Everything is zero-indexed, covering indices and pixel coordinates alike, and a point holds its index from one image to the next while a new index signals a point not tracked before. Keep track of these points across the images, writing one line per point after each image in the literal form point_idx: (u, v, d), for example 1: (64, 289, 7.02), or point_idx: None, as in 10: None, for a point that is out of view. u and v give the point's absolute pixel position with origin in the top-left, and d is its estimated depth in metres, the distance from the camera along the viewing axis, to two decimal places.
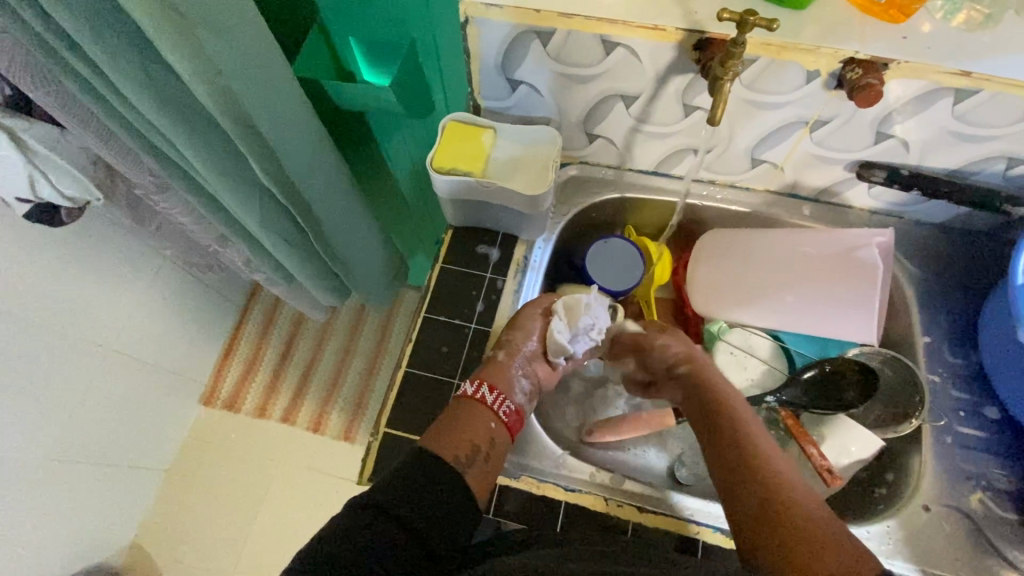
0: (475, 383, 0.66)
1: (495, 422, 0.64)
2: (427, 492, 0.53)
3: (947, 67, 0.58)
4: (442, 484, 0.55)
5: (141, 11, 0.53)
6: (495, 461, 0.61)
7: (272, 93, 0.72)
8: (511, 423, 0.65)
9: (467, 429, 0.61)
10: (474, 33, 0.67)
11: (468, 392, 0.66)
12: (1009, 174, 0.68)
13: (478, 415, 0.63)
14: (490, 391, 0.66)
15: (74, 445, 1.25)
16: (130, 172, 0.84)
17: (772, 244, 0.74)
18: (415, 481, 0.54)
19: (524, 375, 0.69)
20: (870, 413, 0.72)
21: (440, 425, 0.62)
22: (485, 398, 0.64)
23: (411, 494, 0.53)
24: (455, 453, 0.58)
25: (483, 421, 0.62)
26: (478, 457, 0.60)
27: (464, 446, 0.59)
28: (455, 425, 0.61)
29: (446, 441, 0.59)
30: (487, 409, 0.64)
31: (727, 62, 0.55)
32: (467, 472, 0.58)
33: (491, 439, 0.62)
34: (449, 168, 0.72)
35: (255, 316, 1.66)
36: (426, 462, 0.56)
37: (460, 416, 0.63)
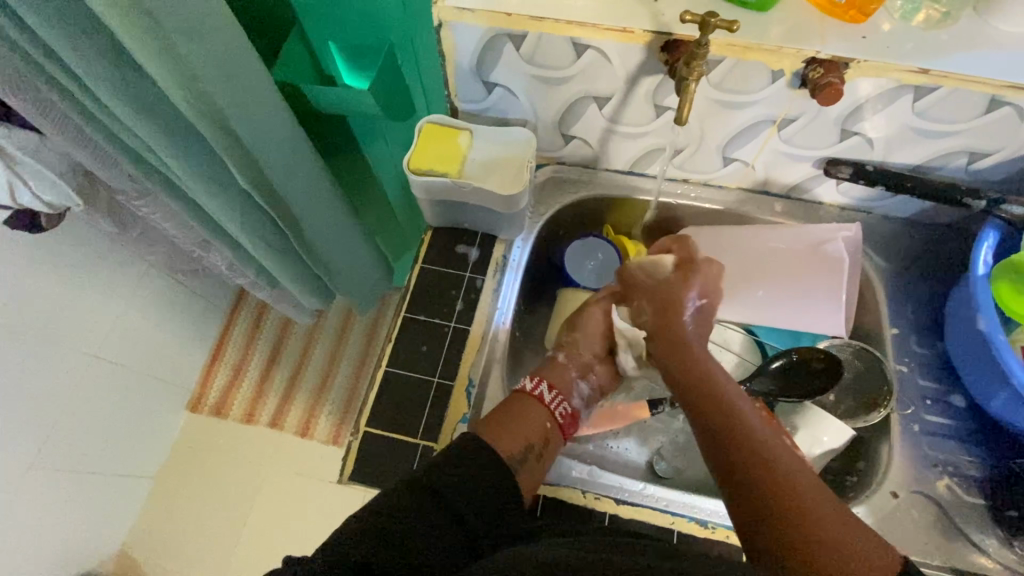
0: (535, 381, 0.68)
1: (550, 421, 0.65)
2: (467, 476, 0.55)
3: (904, 66, 0.60)
4: (488, 465, 0.56)
5: (114, 17, 0.54)
6: (547, 460, 0.63)
7: (249, 97, 0.73)
8: (564, 424, 0.67)
9: (525, 422, 0.63)
10: (448, 36, 0.68)
11: (527, 389, 0.67)
12: (970, 169, 0.70)
13: (535, 411, 0.65)
14: (548, 391, 0.68)
15: (58, 452, 1.24)
16: (111, 178, 0.85)
17: (744, 241, 0.77)
18: (462, 466, 0.55)
19: (583, 379, 0.72)
20: (840, 404, 0.74)
21: (502, 413, 0.63)
22: (543, 395, 0.66)
23: (456, 477, 0.54)
24: (511, 450, 0.60)
25: (539, 417, 0.64)
26: (531, 454, 0.61)
27: (519, 444, 0.61)
28: (513, 418, 0.63)
29: (504, 434, 0.61)
30: (545, 407, 0.65)
31: (692, 63, 0.57)
32: (520, 470, 0.59)
33: (546, 438, 0.64)
34: (426, 171, 0.74)
35: (242, 322, 1.66)
36: (475, 448, 0.58)
37: (520, 410, 0.64)
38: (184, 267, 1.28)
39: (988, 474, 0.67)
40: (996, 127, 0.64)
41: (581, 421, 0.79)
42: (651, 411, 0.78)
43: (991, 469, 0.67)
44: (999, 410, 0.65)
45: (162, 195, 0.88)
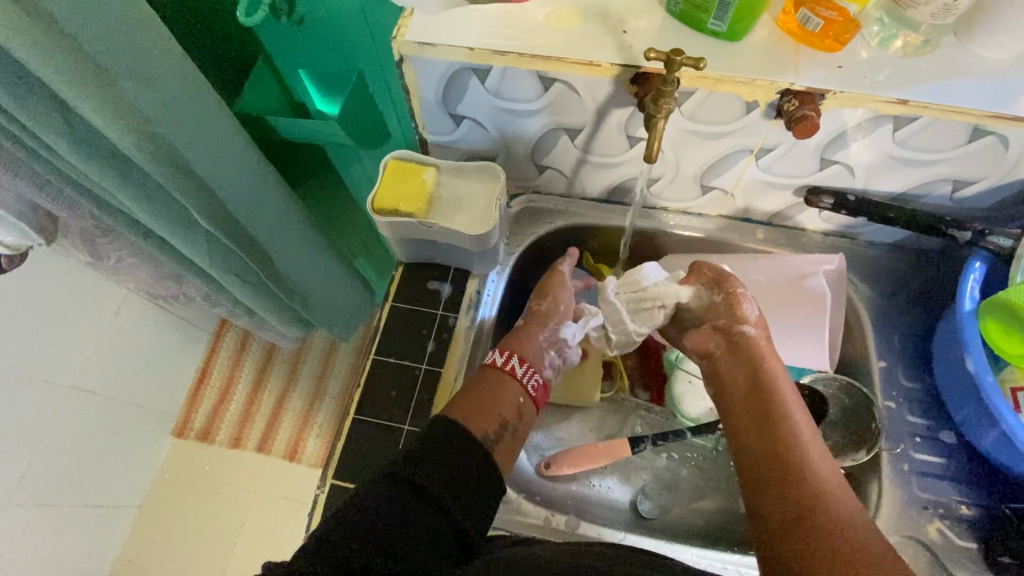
0: (505, 354, 0.65)
1: (523, 396, 0.63)
2: (451, 459, 0.52)
3: (882, 96, 0.57)
4: (478, 464, 0.53)
5: (52, 65, 0.52)
6: (521, 435, 0.61)
7: (208, 134, 0.70)
8: (535, 397, 0.64)
9: (497, 402, 0.60)
10: (411, 71, 0.65)
11: (496, 363, 0.64)
12: (955, 196, 0.68)
13: (508, 386, 0.62)
14: (519, 364, 0.64)
15: (36, 488, 1.21)
16: (72, 217, 0.82)
17: (726, 272, 0.74)
18: (444, 451, 0.52)
19: (554, 351, 0.69)
20: (828, 439, 0.71)
21: (470, 394, 0.61)
22: (515, 370, 0.63)
23: (438, 467, 0.51)
24: (485, 427, 0.58)
25: (513, 395, 0.62)
26: (507, 431, 0.59)
27: (494, 420, 0.59)
28: (488, 396, 0.61)
29: (475, 412, 0.59)
30: (516, 382, 0.63)
31: (659, 100, 0.54)
32: (497, 447, 0.58)
33: (519, 413, 0.61)
34: (391, 210, 0.72)
35: (225, 348, 1.59)
36: (450, 432, 0.54)
37: (488, 388, 0.62)
38: (163, 297, 1.25)
39: (980, 515, 0.64)
40: (980, 156, 0.62)
41: (561, 460, 0.76)
42: (633, 449, 0.75)
43: (982, 510, 0.65)
44: (989, 449, 0.63)
45: (126, 232, 0.85)
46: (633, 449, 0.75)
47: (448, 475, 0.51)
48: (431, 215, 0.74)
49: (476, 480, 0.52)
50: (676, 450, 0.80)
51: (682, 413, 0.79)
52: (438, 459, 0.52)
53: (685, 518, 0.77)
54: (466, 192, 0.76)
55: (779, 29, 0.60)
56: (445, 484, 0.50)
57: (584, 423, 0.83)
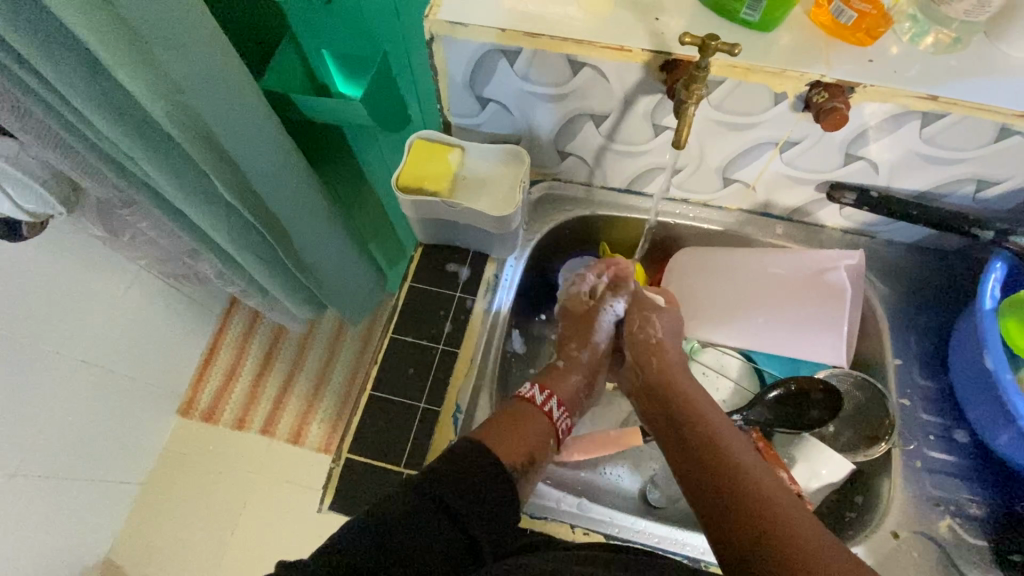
0: (544, 394, 0.65)
1: (552, 438, 0.62)
2: (470, 476, 0.51)
3: (912, 92, 0.57)
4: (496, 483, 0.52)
5: (90, 30, 0.53)
6: (539, 480, 0.60)
7: (236, 109, 0.71)
8: (563, 440, 0.64)
9: (529, 434, 0.60)
10: (441, 50, 0.65)
11: (535, 399, 0.64)
12: (978, 197, 0.68)
13: (538, 421, 0.62)
14: (555, 407, 0.65)
15: (43, 459, 1.21)
16: (94, 186, 0.82)
17: (747, 263, 0.75)
18: (466, 472, 0.51)
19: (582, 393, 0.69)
20: (840, 436, 0.72)
21: (506, 423, 0.60)
22: (551, 411, 0.63)
23: (456, 480, 0.51)
24: (515, 459, 0.57)
25: (542, 433, 0.61)
26: (532, 467, 0.59)
27: (521, 454, 0.58)
28: (521, 429, 0.60)
29: (508, 446, 0.57)
30: (549, 422, 0.62)
31: (691, 86, 0.55)
32: (520, 479, 0.57)
33: (544, 451, 0.60)
34: (416, 189, 0.73)
35: (234, 328, 1.60)
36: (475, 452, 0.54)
37: (523, 421, 0.61)
38: (175, 274, 1.24)
39: (990, 514, 0.65)
40: (1006, 155, 0.62)
41: (572, 445, 0.76)
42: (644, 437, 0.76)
43: (994, 509, 0.65)
44: (1003, 449, 0.63)
45: (148, 204, 0.85)
46: (644, 437, 0.76)
47: (462, 489, 0.50)
48: (454, 196, 0.75)
49: (497, 501, 0.51)
50: None
51: None
52: (455, 471, 0.51)
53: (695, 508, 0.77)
54: (489, 174, 0.76)
55: (811, 21, 0.60)
56: (467, 501, 0.50)
57: (597, 411, 0.83)
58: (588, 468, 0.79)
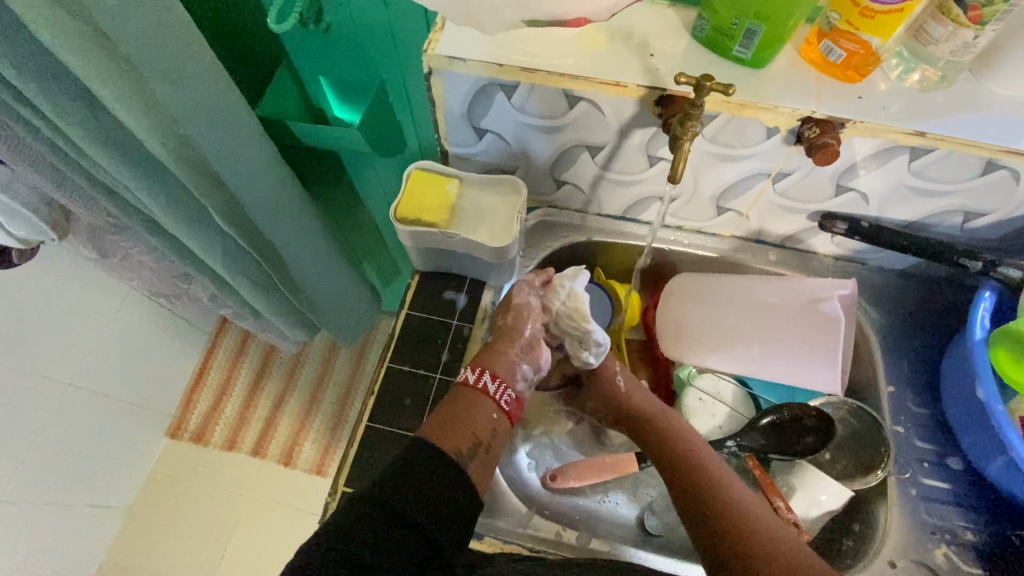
0: (477, 371, 0.65)
1: (497, 413, 0.63)
2: (430, 484, 0.52)
3: (900, 128, 0.59)
4: (454, 481, 0.54)
5: (87, 65, 0.53)
6: (497, 452, 0.60)
7: (233, 139, 0.71)
8: (511, 411, 0.64)
9: (469, 421, 0.60)
10: (438, 83, 0.66)
11: (468, 381, 0.64)
12: (965, 227, 0.69)
13: (477, 404, 0.62)
14: (491, 380, 0.64)
15: (30, 486, 1.19)
16: (87, 213, 0.81)
17: (741, 290, 0.75)
18: (422, 483, 0.52)
19: (524, 361, 0.67)
20: (837, 462, 0.73)
21: (443, 415, 0.61)
22: (486, 387, 0.63)
23: (416, 494, 0.51)
24: (457, 447, 0.57)
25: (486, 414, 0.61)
26: (481, 448, 0.59)
27: (467, 438, 0.58)
28: (460, 414, 0.61)
29: (447, 432, 0.58)
30: (489, 399, 0.63)
31: (686, 123, 0.56)
32: (470, 463, 0.57)
33: (493, 431, 0.61)
34: (412, 220, 0.74)
35: (224, 349, 1.58)
36: (428, 458, 0.54)
37: (460, 408, 0.62)
38: (167, 296, 1.23)
39: (985, 541, 0.65)
40: (992, 189, 0.63)
41: (567, 472, 0.76)
42: (641, 464, 0.76)
43: (988, 536, 0.66)
44: (997, 476, 0.64)
45: (141, 230, 0.85)
46: (640, 464, 0.76)
47: (426, 503, 0.51)
48: (452, 226, 0.76)
49: (453, 507, 0.53)
50: None
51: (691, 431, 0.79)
52: (417, 482, 0.52)
53: None
54: (486, 205, 0.77)
55: (801, 58, 0.62)
56: (425, 511, 0.51)
57: (593, 437, 0.83)
58: (586, 495, 0.78)
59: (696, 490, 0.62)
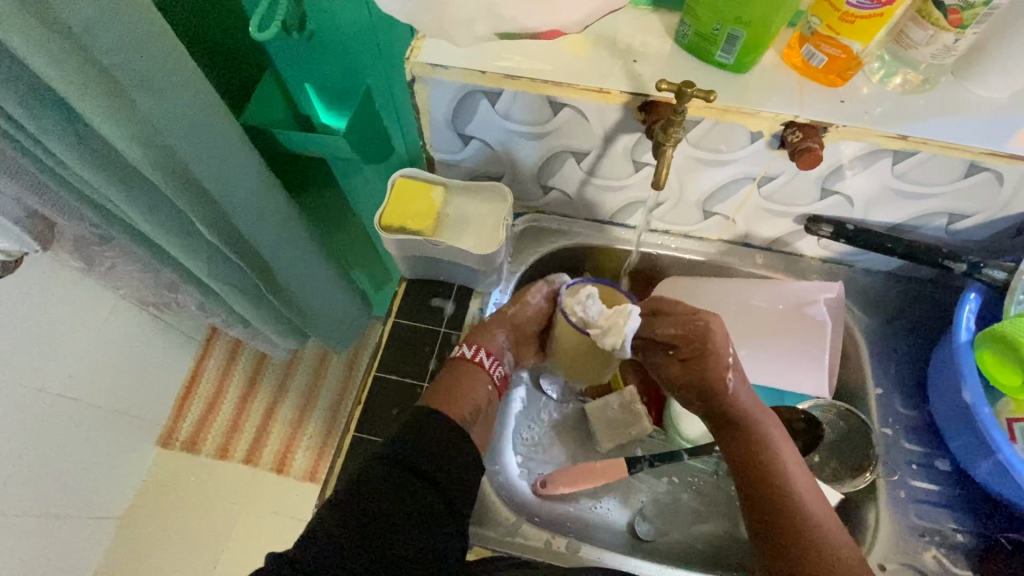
0: (472, 348, 0.68)
1: (489, 385, 0.67)
2: (437, 438, 0.58)
3: (882, 131, 0.59)
4: (456, 441, 0.58)
5: (62, 73, 0.52)
6: (490, 418, 0.66)
7: (217, 149, 0.71)
8: (501, 385, 0.69)
9: (470, 391, 0.65)
10: (422, 90, 0.65)
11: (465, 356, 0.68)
12: (950, 229, 0.70)
13: (476, 377, 0.66)
14: (486, 356, 0.68)
15: (18, 498, 1.17)
16: (70, 223, 0.80)
17: (728, 294, 0.76)
18: (428, 442, 0.57)
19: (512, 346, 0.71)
20: (827, 465, 0.71)
21: (443, 384, 0.65)
22: (481, 361, 0.67)
23: (425, 450, 0.56)
24: (462, 413, 0.63)
25: (483, 383, 0.66)
26: (478, 415, 0.64)
27: (465, 407, 0.64)
28: (462, 385, 0.65)
29: (450, 402, 0.63)
30: (483, 372, 0.67)
31: (669, 129, 0.56)
32: (472, 427, 0.64)
33: (488, 399, 0.67)
34: (397, 228, 0.75)
35: (216, 357, 1.57)
36: (430, 422, 0.59)
37: (457, 380, 0.66)
38: (156, 305, 1.22)
39: (973, 542, 0.66)
40: (975, 191, 0.64)
41: (557, 478, 0.75)
42: (630, 469, 0.76)
43: (977, 537, 0.66)
44: (984, 478, 0.64)
45: (126, 239, 0.84)
46: (630, 469, 0.76)
47: (440, 461, 0.56)
48: (437, 233, 0.77)
49: (460, 462, 0.57)
50: (676, 473, 0.80)
51: (681, 433, 0.81)
52: (425, 442, 0.57)
53: (683, 541, 0.77)
54: (472, 212, 0.78)
55: (784, 63, 0.62)
56: (434, 465, 0.56)
57: (584, 443, 0.83)
58: (578, 502, 0.78)
59: (760, 481, 0.59)
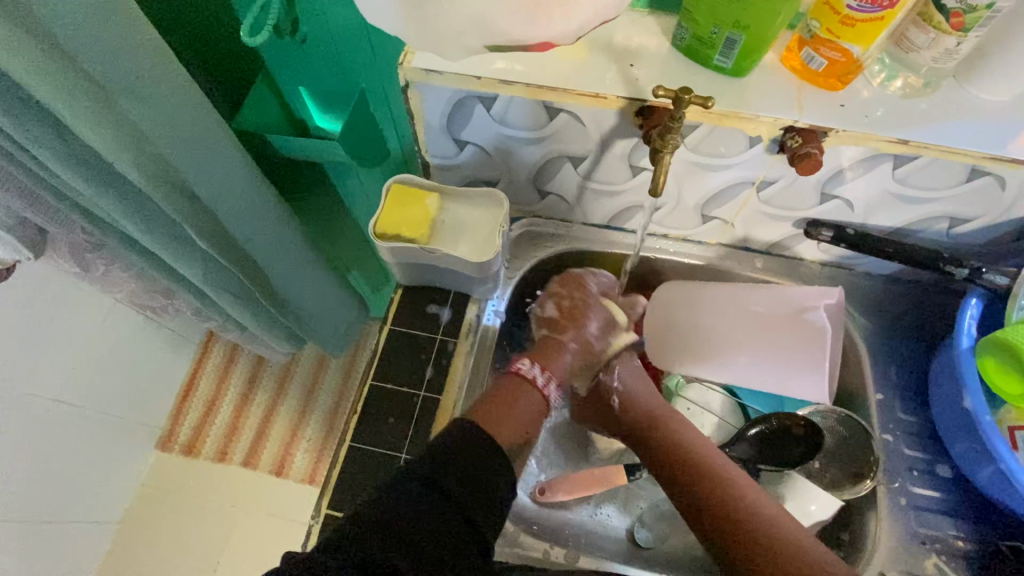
0: (530, 364, 0.69)
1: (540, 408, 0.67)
2: (466, 455, 0.55)
3: (883, 136, 0.58)
4: (490, 461, 0.56)
5: (48, 83, 0.52)
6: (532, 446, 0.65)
7: (209, 157, 0.70)
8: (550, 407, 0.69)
9: (518, 410, 0.65)
10: (416, 96, 0.64)
11: (520, 370, 0.68)
12: (951, 232, 0.69)
13: (528, 397, 0.66)
14: (539, 373, 0.69)
15: (16, 504, 1.17)
16: (62, 231, 0.79)
17: (727, 300, 0.75)
18: (467, 459, 0.55)
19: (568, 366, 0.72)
20: (826, 472, 0.72)
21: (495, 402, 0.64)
22: (535, 379, 0.67)
23: (465, 469, 0.54)
24: (508, 439, 0.62)
25: (532, 405, 0.66)
26: (524, 443, 0.64)
27: (516, 432, 0.63)
28: (509, 403, 0.65)
29: (496, 421, 0.62)
30: (535, 390, 0.67)
31: (666, 136, 0.55)
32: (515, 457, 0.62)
33: (533, 422, 0.66)
34: (392, 236, 0.74)
35: (213, 360, 1.56)
36: (475, 439, 0.57)
37: (509, 396, 0.65)
38: (152, 310, 1.21)
39: (974, 549, 0.65)
40: (977, 195, 0.63)
41: (556, 486, 0.75)
42: (629, 476, 0.75)
43: (978, 544, 0.65)
44: (985, 485, 0.63)
45: (119, 247, 0.83)
46: (628, 476, 0.75)
47: (476, 486, 0.54)
48: (433, 240, 0.76)
49: (496, 485, 0.55)
50: None
51: None
52: (455, 458, 0.55)
53: (683, 548, 0.76)
54: (468, 219, 0.77)
55: (783, 66, 0.61)
56: (470, 488, 0.53)
57: (583, 449, 0.82)
58: (577, 509, 0.77)
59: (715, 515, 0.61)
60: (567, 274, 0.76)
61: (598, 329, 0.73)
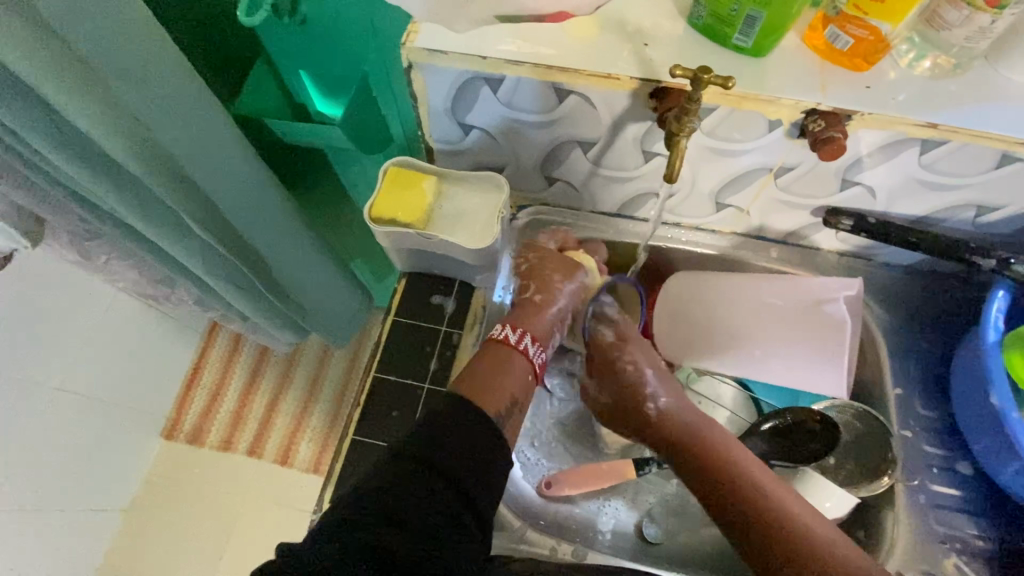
0: (505, 327, 0.67)
1: (529, 373, 0.65)
2: (456, 431, 0.54)
3: (911, 120, 0.55)
4: (475, 421, 0.56)
5: (37, 64, 0.49)
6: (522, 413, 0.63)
7: (208, 141, 0.68)
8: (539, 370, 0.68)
9: (505, 378, 0.63)
10: (420, 78, 0.62)
11: (497, 336, 0.67)
12: (977, 221, 0.66)
13: (512, 362, 0.64)
14: (514, 333, 0.67)
15: (22, 492, 1.17)
16: (60, 219, 0.77)
17: (741, 291, 0.73)
18: (453, 430, 0.54)
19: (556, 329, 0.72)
20: (842, 467, 0.70)
21: (479, 374, 0.62)
22: (511, 339, 0.66)
23: (449, 440, 0.53)
24: (497, 407, 0.60)
25: (521, 369, 0.64)
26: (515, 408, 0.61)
27: (504, 399, 0.61)
28: (494, 372, 0.63)
29: (480, 388, 0.61)
30: (517, 352, 0.65)
31: (682, 119, 0.52)
32: (505, 422, 0.60)
33: (521, 386, 0.64)
34: (388, 220, 0.72)
35: (217, 351, 1.55)
36: (459, 408, 0.56)
37: (492, 363, 0.64)
38: (155, 298, 1.19)
39: (994, 548, 0.64)
40: (1007, 182, 0.60)
41: (563, 480, 0.73)
42: (638, 471, 0.74)
43: (999, 543, 0.64)
44: (1008, 483, 0.61)
45: (118, 235, 0.81)
46: (638, 471, 0.74)
47: (462, 458, 0.52)
48: (430, 226, 0.74)
49: (484, 453, 0.54)
50: None
51: None
52: (442, 431, 0.54)
53: (692, 543, 0.75)
54: (467, 204, 0.75)
55: (805, 45, 0.58)
56: (460, 461, 0.52)
57: (591, 443, 0.80)
58: (585, 505, 0.76)
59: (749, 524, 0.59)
60: (537, 242, 0.75)
61: (572, 283, 0.73)
